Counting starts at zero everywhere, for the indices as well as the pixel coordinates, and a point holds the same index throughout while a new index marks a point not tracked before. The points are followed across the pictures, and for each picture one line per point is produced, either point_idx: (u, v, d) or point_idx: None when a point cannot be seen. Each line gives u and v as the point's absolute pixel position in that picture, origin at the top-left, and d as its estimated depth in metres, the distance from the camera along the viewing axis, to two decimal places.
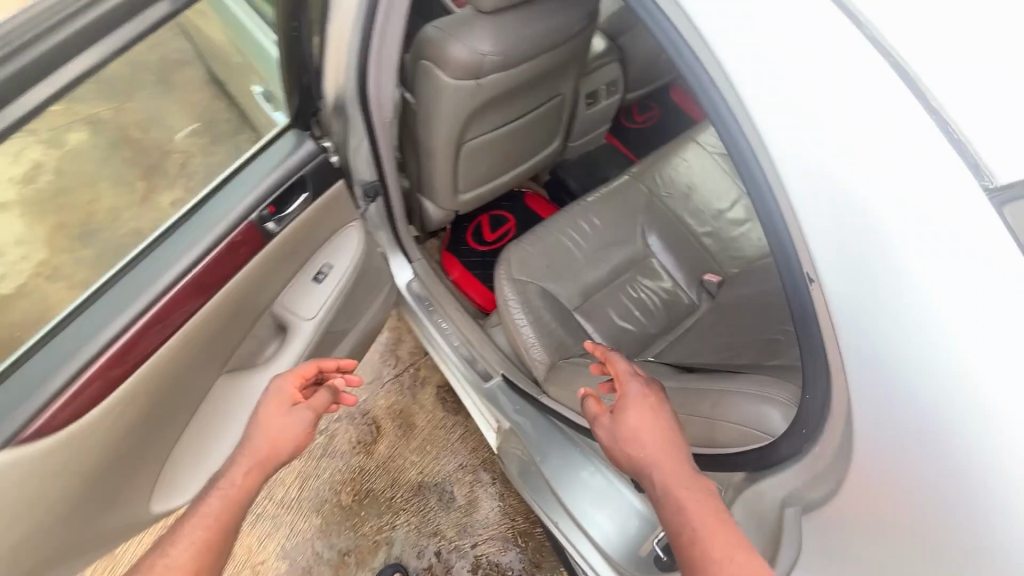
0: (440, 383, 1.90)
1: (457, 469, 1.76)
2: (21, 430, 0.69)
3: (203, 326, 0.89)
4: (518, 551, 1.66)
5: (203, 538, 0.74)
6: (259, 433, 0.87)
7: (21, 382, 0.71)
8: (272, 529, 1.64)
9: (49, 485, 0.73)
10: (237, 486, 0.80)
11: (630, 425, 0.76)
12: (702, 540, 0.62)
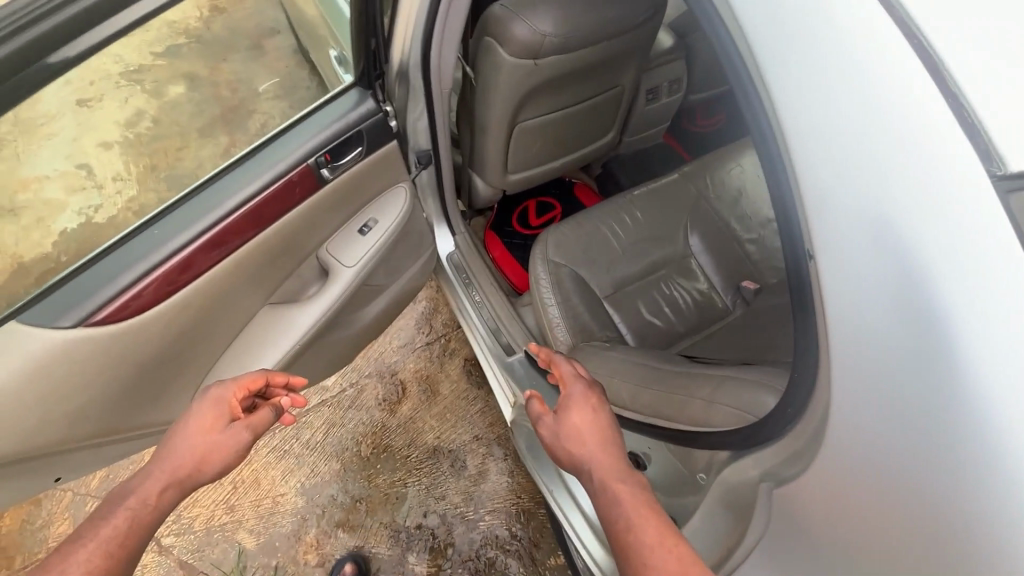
0: (468, 356, 1.96)
1: (472, 440, 1.81)
2: (91, 315, 0.77)
3: (255, 254, 0.96)
4: (519, 527, 1.69)
5: (100, 563, 0.72)
6: (182, 448, 0.88)
7: (92, 275, 0.79)
8: (294, 466, 1.75)
9: (110, 366, 0.81)
10: (149, 505, 0.80)
11: (571, 421, 0.84)
12: (631, 525, 0.67)
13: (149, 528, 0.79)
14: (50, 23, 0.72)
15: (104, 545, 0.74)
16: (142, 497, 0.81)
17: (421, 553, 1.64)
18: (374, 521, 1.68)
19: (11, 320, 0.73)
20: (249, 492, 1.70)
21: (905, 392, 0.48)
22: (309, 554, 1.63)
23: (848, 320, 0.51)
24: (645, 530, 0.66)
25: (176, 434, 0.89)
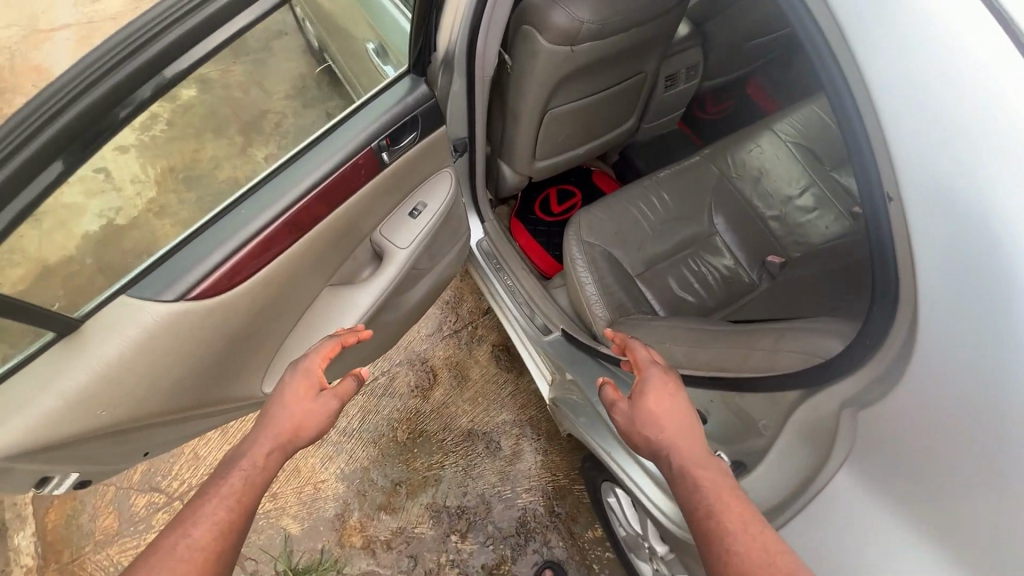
0: (496, 341, 2.01)
1: (505, 422, 1.86)
2: (188, 291, 0.80)
3: (324, 233, 1.01)
4: (557, 503, 1.74)
5: (225, 517, 0.78)
6: (282, 414, 0.93)
7: (186, 253, 0.81)
8: (334, 454, 1.78)
9: (203, 340, 0.84)
10: (260, 466, 0.85)
11: (648, 407, 0.86)
12: (716, 514, 0.69)
13: (263, 487, 0.84)
14: (164, 40, 0.73)
15: (224, 506, 0.79)
16: (254, 459, 0.86)
17: (463, 531, 1.69)
18: (415, 503, 1.72)
19: (121, 295, 0.75)
20: (291, 480, 1.74)
21: (979, 306, 0.54)
22: (354, 537, 1.67)
23: (930, 250, 0.57)
24: (727, 514, 0.69)
25: (276, 401, 0.95)
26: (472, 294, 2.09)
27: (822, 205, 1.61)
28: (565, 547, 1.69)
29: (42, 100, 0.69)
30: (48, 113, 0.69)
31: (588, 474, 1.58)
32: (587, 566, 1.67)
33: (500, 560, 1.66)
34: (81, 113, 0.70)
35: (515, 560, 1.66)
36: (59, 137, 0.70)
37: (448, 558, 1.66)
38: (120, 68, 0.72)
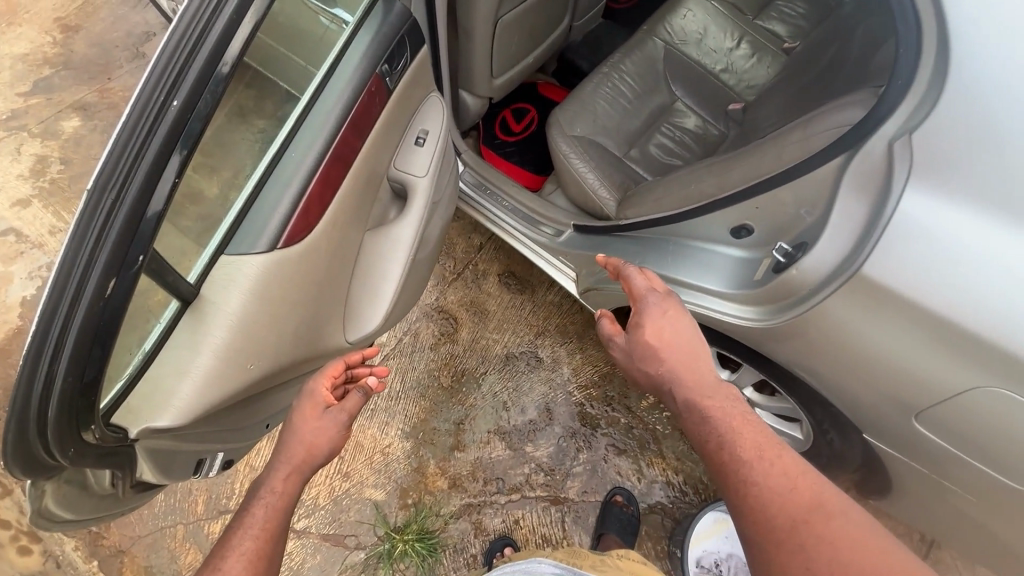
0: (499, 270, 2.04)
1: (536, 337, 1.94)
2: (276, 241, 0.90)
3: (363, 168, 1.06)
4: (608, 387, 1.86)
5: (255, 549, 0.88)
6: (295, 438, 1.00)
7: (261, 206, 0.90)
8: (388, 419, 1.81)
9: (297, 284, 0.95)
10: (277, 493, 0.94)
11: (649, 342, 1.00)
12: (726, 445, 0.84)
13: (283, 511, 0.94)
14: None
15: (254, 533, 0.89)
16: (271, 485, 0.95)
17: (536, 440, 1.78)
18: (483, 432, 1.79)
19: (223, 256, 0.86)
20: (357, 455, 1.76)
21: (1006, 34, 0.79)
22: (438, 481, 1.73)
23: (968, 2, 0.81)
24: (741, 449, 0.83)
25: (289, 425, 1.03)
26: (459, 235, 2.10)
27: (761, 48, 1.73)
28: (628, 422, 1.81)
29: (157, 73, 0.66)
30: (167, 86, 0.67)
31: None
32: (653, 429, 1.80)
33: (577, 452, 1.77)
34: (203, 66, 0.69)
35: (591, 448, 1.78)
36: (194, 90, 0.69)
37: (532, 467, 1.75)
38: (218, 21, 0.69)
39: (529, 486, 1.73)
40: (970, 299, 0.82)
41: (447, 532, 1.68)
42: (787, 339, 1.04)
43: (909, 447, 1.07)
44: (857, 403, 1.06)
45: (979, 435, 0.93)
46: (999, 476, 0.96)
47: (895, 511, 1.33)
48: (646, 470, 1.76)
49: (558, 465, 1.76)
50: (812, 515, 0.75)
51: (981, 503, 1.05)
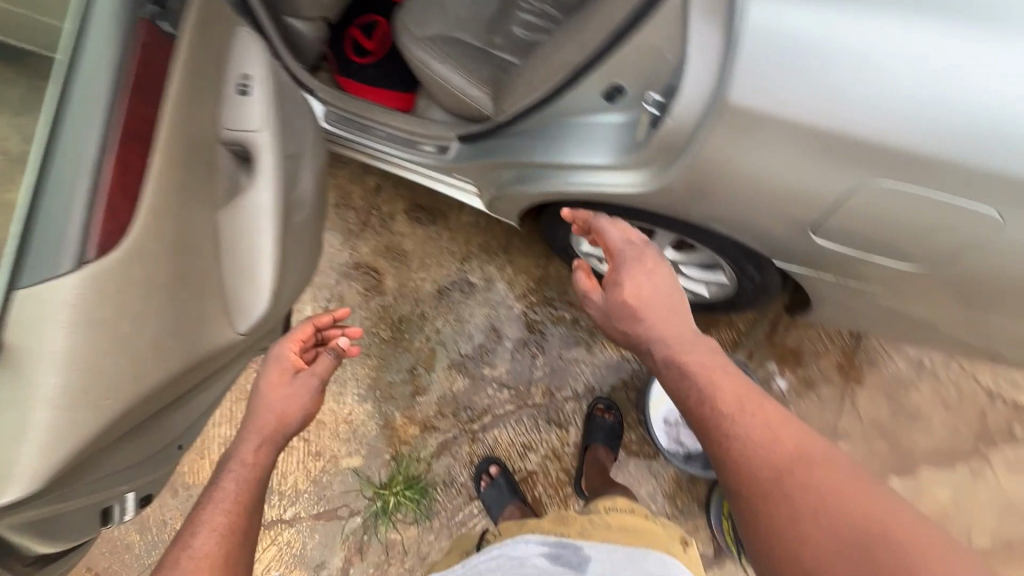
0: (405, 207, 1.93)
1: (462, 263, 1.87)
2: (83, 253, 0.77)
3: (171, 141, 0.90)
4: (546, 289, 1.83)
5: (229, 519, 0.97)
6: (264, 409, 1.11)
7: (46, 217, 0.76)
8: (341, 389, 1.76)
9: (134, 295, 0.83)
10: (250, 465, 1.04)
11: (627, 301, 1.01)
12: (707, 400, 0.90)
13: (256, 480, 1.03)
14: None
15: (231, 498, 0.99)
16: (244, 457, 1.05)
17: (491, 361, 1.78)
18: (438, 371, 1.78)
19: (18, 290, 0.74)
20: (322, 432, 1.73)
21: None
22: (410, 429, 1.73)
23: None
24: (723, 404, 0.89)
25: (258, 393, 1.14)
26: (352, 183, 1.95)
27: None
28: (574, 315, 1.81)
29: None
30: None
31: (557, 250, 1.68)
32: None
33: (533, 359, 1.78)
34: None
35: (546, 352, 1.78)
36: None
37: (495, 386, 1.76)
38: None
39: (498, 405, 1.74)
40: (839, 99, 0.81)
41: (433, 471, 1.70)
42: (684, 194, 1.02)
43: (820, 260, 1.09)
44: (763, 234, 1.07)
45: (875, 232, 0.96)
46: (895, 264, 1.02)
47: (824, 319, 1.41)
48: (603, 354, 1.78)
49: (520, 377, 1.76)
50: (794, 464, 0.82)
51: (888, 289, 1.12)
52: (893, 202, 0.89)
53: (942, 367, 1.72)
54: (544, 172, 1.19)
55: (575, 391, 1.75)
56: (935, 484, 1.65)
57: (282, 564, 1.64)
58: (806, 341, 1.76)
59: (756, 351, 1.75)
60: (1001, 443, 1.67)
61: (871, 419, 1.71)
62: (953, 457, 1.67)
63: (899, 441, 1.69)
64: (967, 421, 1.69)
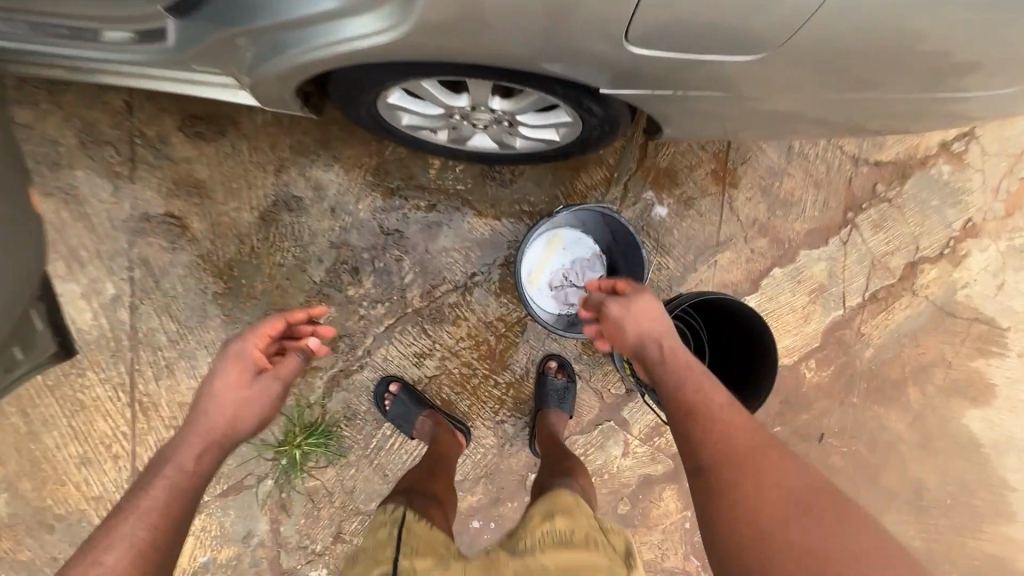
0: (177, 124, 1.49)
1: (279, 177, 1.53)
2: None
3: None
4: (389, 179, 1.56)
5: (147, 530, 0.84)
6: (214, 410, 0.99)
7: None
8: (192, 362, 1.51)
9: None
10: (186, 471, 0.91)
11: (645, 307, 1.09)
12: (705, 392, 0.98)
13: (190, 489, 0.90)
14: None
15: (157, 508, 0.86)
16: (182, 462, 0.92)
17: (352, 279, 1.55)
18: (297, 308, 1.54)
19: None
20: (190, 413, 1.52)
21: None
22: None
23: None
24: (715, 395, 0.98)
25: (208, 389, 1.02)
26: (95, 112, 1.47)
27: None
28: (429, 201, 1.57)
29: None
30: None
31: (384, 134, 1.34)
32: (456, 193, 1.58)
33: (399, 263, 1.56)
34: None
35: (409, 252, 1.57)
36: None
37: (366, 304, 1.56)
38: None
39: (376, 322, 1.56)
40: None
41: (330, 410, 1.55)
42: (470, 28, 0.84)
43: (652, 76, 0.95)
44: (583, 57, 0.90)
45: (696, 20, 0.81)
46: (726, 56, 0.88)
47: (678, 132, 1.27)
48: (473, 235, 1.59)
49: (390, 287, 1.56)
50: (770, 450, 0.91)
51: (733, 87, 0.98)
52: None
53: (807, 147, 1.68)
54: (289, 35, 0.92)
55: (454, 283, 1.58)
56: (817, 263, 1.69)
57: (205, 550, 1.53)
58: (676, 158, 1.64)
59: (629, 182, 1.62)
60: (868, 205, 1.70)
61: (751, 219, 1.67)
62: (829, 233, 1.69)
63: (780, 232, 1.68)
64: (836, 193, 1.69)
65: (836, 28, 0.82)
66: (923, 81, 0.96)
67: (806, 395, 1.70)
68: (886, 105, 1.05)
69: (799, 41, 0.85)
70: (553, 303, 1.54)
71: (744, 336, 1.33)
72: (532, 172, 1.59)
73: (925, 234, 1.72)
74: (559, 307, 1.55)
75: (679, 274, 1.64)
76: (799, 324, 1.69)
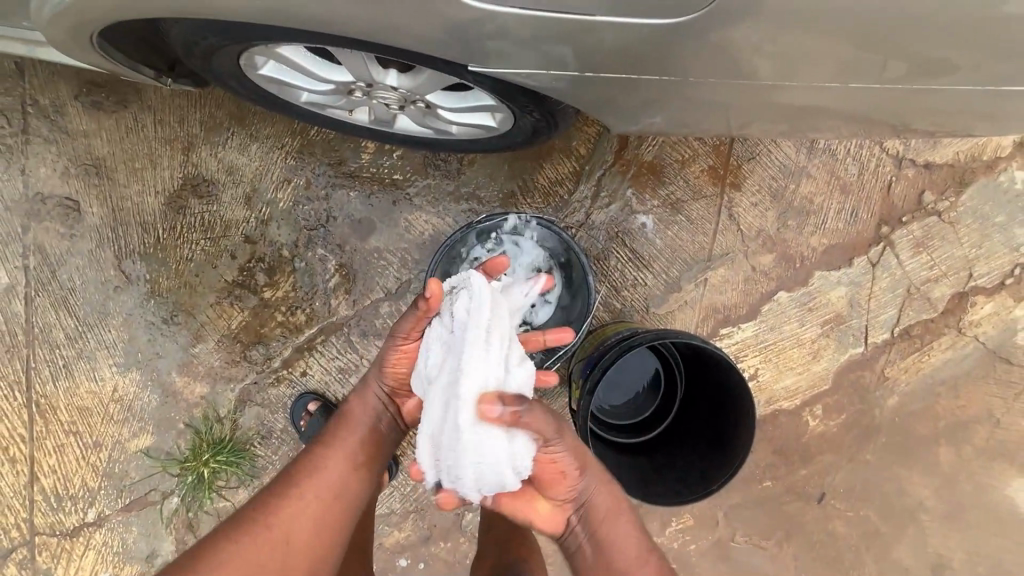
0: (74, 92, 1.30)
1: (188, 156, 1.32)
2: None
3: None
4: (314, 164, 1.33)
5: (273, 550, 0.81)
6: (352, 427, 0.95)
7: None
8: (91, 364, 1.36)
9: None
10: (297, 506, 0.85)
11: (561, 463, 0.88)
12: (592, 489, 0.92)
13: (326, 508, 0.87)
14: None
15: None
16: (298, 498, 0.86)
17: (270, 280, 1.34)
18: (206, 309, 1.35)
19: None
20: (90, 419, 1.37)
21: None
22: (196, 388, 1.36)
23: None
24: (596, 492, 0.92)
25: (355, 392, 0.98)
26: None
27: None
28: (360, 190, 1.33)
29: None
30: None
31: (329, 117, 1.10)
32: (393, 184, 1.33)
33: (323, 262, 1.34)
34: None
35: (335, 251, 1.34)
36: None
37: (283, 310, 1.35)
38: None
39: (294, 331, 1.35)
40: None
41: (243, 427, 1.38)
42: None
43: (569, 29, 0.76)
44: (475, 7, 0.72)
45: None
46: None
47: (643, 116, 1.02)
48: (410, 234, 1.34)
49: (310, 290, 1.34)
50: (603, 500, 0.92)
51: (684, 35, 0.77)
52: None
53: (837, 143, 1.34)
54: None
55: (386, 291, 1.35)
56: (835, 287, 1.36)
57: (106, 566, 1.39)
58: (665, 149, 1.33)
59: (604, 177, 1.33)
60: (910, 219, 1.35)
61: (755, 230, 1.35)
62: (856, 251, 1.35)
63: (791, 247, 1.35)
64: (868, 202, 1.35)
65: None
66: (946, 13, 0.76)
67: (807, 445, 1.40)
68: (896, 56, 0.83)
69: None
70: (525, 374, 0.84)
71: (723, 398, 1.07)
72: (485, 161, 1.33)
73: (985, 258, 1.36)
74: (424, 366, 0.89)
75: (660, 293, 1.35)
76: (807, 361, 1.38)
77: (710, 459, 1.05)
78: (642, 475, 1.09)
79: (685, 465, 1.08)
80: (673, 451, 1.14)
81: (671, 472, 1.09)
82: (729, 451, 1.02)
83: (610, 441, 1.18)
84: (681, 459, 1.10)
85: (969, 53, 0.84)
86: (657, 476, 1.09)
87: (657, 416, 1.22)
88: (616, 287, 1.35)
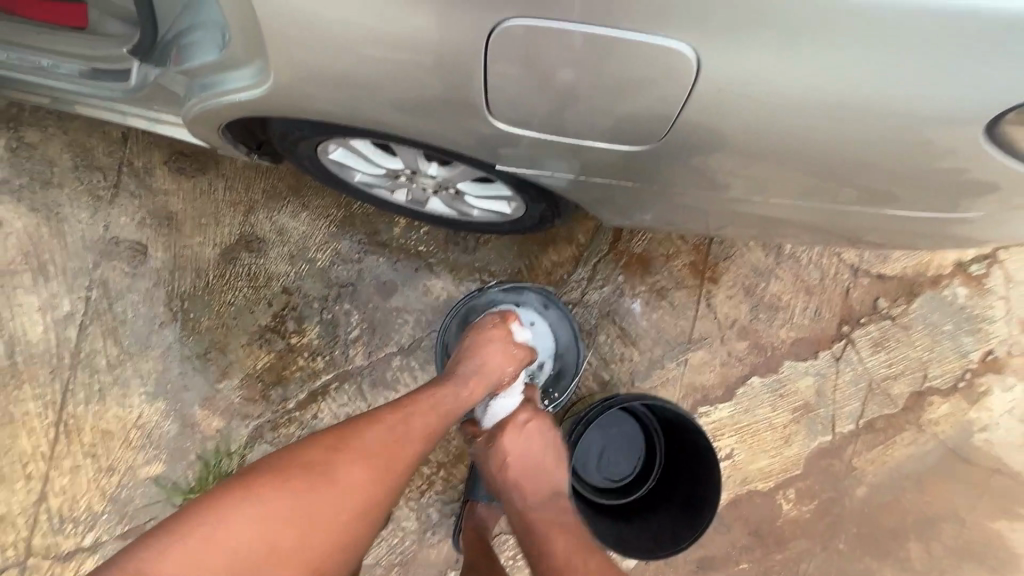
0: (163, 158, 1.56)
1: (247, 217, 1.55)
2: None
3: None
4: (351, 232, 1.55)
5: (382, 470, 0.89)
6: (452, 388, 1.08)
7: None
8: (124, 390, 1.49)
9: None
10: (411, 435, 0.95)
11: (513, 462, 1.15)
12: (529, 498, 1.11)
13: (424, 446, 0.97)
14: None
15: (254, 525, 0.78)
16: (411, 430, 0.96)
17: (297, 328, 1.51)
18: (237, 349, 1.50)
19: None
20: (110, 443, 1.47)
21: None
22: (214, 421, 1.48)
23: None
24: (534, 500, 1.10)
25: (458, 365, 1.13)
26: (92, 139, 1.56)
27: None
28: (388, 257, 1.54)
29: None
30: None
31: (373, 192, 1.33)
32: (417, 254, 1.55)
33: (347, 316, 1.52)
34: None
35: (359, 307, 1.52)
36: None
37: (305, 356, 1.50)
38: None
39: (312, 376, 1.50)
40: None
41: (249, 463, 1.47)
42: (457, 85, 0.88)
43: (571, 147, 0.99)
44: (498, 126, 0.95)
45: (607, 88, 0.86)
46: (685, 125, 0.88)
47: (630, 214, 1.25)
48: (427, 298, 1.53)
49: (333, 341, 1.51)
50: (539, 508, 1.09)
51: (665, 161, 0.98)
52: (573, 44, 0.81)
53: (800, 251, 1.55)
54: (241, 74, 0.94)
55: (400, 346, 1.51)
56: (803, 376, 1.51)
57: None
58: (653, 245, 1.55)
59: (599, 263, 1.54)
60: (867, 320, 1.53)
61: (730, 319, 1.53)
62: (820, 346, 1.52)
63: (762, 337, 1.52)
64: (830, 303, 1.53)
65: (742, 102, 0.82)
66: (897, 168, 0.91)
67: (780, 528, 1.46)
68: (850, 185, 0.98)
69: (704, 104, 0.84)
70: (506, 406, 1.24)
71: (695, 462, 1.18)
72: (499, 241, 1.55)
73: (936, 361, 1.51)
74: None
75: (644, 369, 1.50)
76: (780, 444, 1.49)
77: (683, 519, 1.15)
78: (620, 533, 1.19)
79: (661, 526, 1.19)
80: (652, 516, 1.22)
81: (649, 530, 1.19)
82: (699, 512, 1.12)
83: (594, 503, 1.27)
84: (657, 519, 1.20)
85: (913, 193, 1.01)
86: (635, 534, 1.18)
87: (638, 479, 1.32)
88: (605, 360, 1.51)
